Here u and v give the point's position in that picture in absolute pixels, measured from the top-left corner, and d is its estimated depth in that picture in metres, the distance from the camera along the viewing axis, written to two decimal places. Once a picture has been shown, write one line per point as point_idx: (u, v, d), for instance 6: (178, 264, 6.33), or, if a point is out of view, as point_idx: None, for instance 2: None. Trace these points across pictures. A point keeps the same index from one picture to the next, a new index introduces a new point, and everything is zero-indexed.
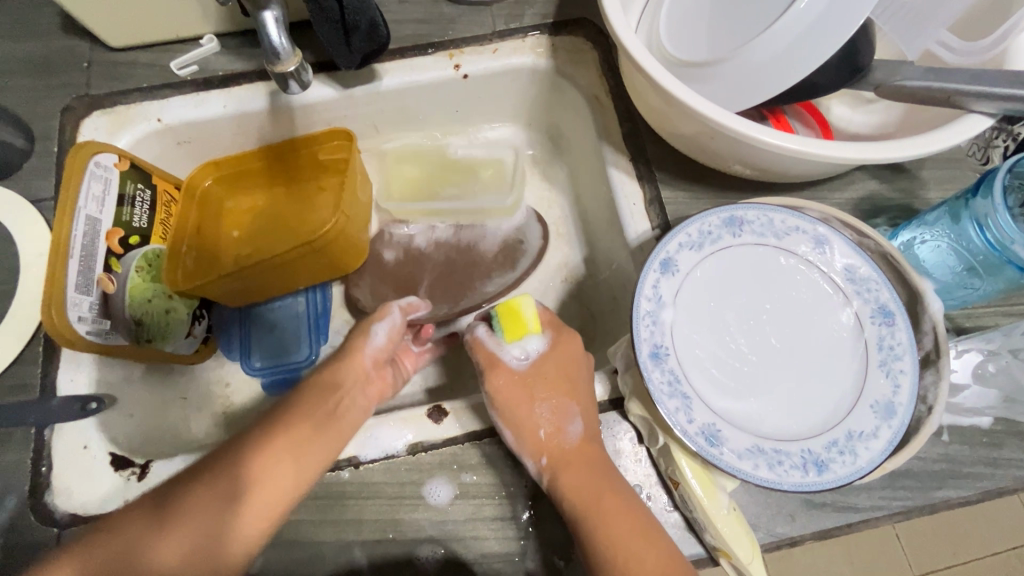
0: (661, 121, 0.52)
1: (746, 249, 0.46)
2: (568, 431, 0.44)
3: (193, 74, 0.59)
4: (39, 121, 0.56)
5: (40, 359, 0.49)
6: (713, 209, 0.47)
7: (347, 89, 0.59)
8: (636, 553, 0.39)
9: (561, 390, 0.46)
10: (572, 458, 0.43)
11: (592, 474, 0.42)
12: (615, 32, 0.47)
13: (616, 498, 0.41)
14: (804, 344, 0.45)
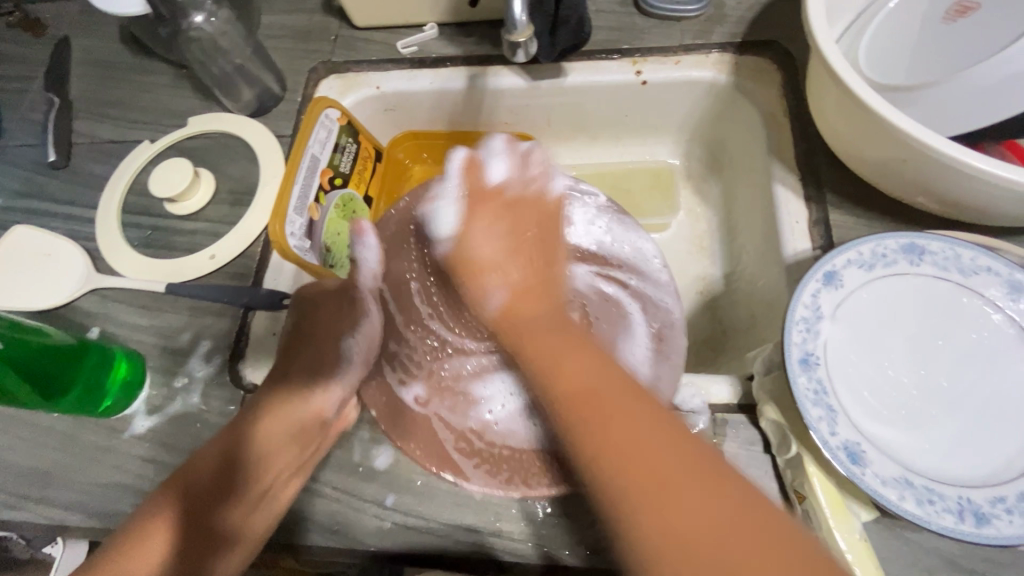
0: (844, 143, 0.52)
1: (923, 280, 0.44)
2: (489, 306, 0.43)
3: (413, 53, 0.69)
4: (292, 76, 0.70)
5: (257, 257, 0.60)
6: (890, 234, 0.45)
7: (536, 81, 0.66)
8: (579, 383, 0.34)
9: (536, 310, 0.42)
10: (517, 326, 0.41)
11: (557, 343, 0.38)
12: (817, 48, 0.48)
13: (615, 385, 0.34)
14: (975, 392, 0.41)
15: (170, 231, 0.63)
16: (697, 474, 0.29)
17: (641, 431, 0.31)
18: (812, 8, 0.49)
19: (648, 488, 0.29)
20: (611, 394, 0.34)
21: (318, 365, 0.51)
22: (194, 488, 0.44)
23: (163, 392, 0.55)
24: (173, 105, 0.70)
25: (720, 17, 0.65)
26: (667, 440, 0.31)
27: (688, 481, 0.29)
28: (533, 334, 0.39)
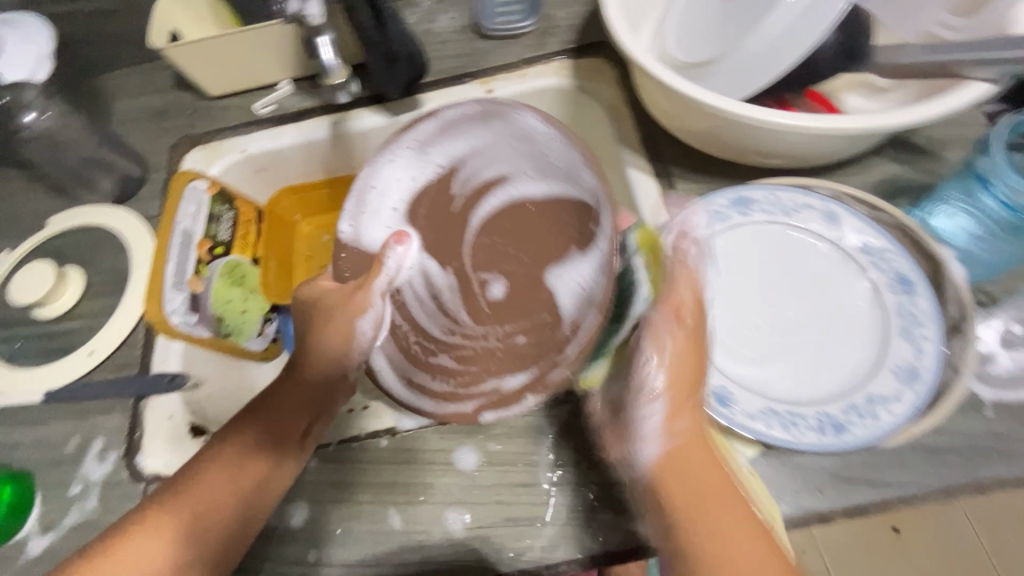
0: (672, 120, 0.57)
1: (757, 227, 0.48)
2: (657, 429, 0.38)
3: (273, 112, 0.70)
4: (152, 156, 0.69)
5: (141, 342, 0.58)
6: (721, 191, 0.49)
7: (395, 115, 0.69)
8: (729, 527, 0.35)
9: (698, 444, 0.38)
10: (683, 470, 0.37)
11: (701, 466, 0.37)
12: (618, 41, 0.53)
13: (707, 458, 0.38)
14: (820, 316, 0.45)
15: (44, 337, 0.60)
16: (727, 508, 0.36)
17: (682, 490, 0.37)
18: (610, 6, 0.53)
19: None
20: (705, 478, 0.37)
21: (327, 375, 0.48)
22: (193, 511, 0.42)
23: (57, 505, 0.52)
24: (31, 208, 0.67)
25: (552, 28, 0.70)
26: (722, 480, 0.37)
27: (711, 510, 0.36)
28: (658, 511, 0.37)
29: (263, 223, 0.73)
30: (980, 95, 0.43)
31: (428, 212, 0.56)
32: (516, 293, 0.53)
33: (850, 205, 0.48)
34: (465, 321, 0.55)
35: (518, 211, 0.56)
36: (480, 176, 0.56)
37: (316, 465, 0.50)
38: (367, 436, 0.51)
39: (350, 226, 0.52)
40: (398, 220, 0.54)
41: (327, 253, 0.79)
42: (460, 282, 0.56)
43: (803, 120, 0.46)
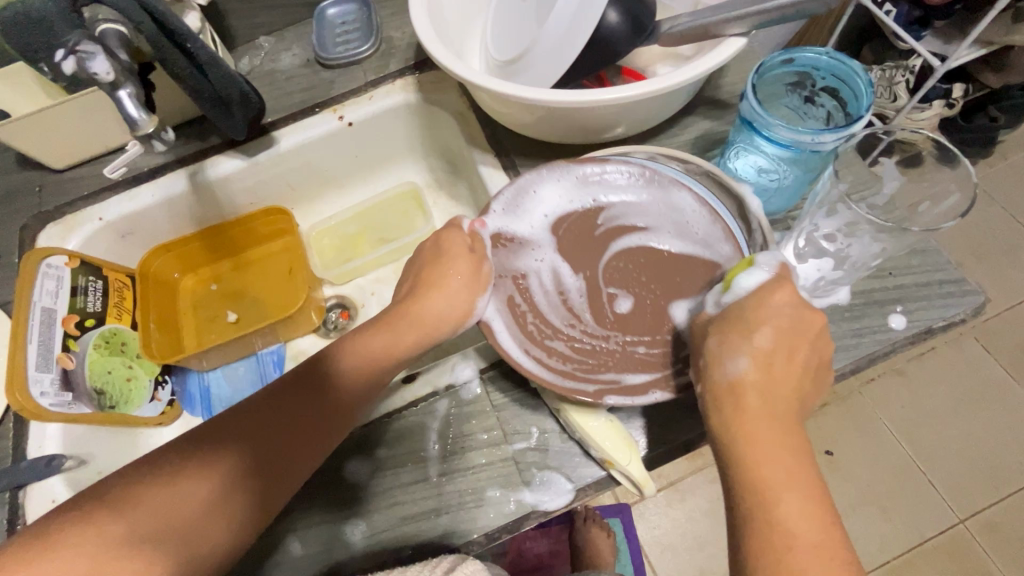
0: (504, 116, 0.61)
1: None
2: (729, 364, 0.37)
3: (124, 174, 0.68)
4: (4, 240, 0.67)
5: (11, 431, 0.56)
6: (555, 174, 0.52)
7: (253, 156, 0.70)
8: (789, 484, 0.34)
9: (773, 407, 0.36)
10: (771, 433, 0.35)
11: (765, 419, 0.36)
12: (431, 52, 0.56)
13: (774, 421, 0.36)
14: None
15: None
16: (783, 439, 0.35)
17: (757, 420, 0.36)
18: (421, 20, 0.57)
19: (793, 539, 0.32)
20: (739, 408, 0.36)
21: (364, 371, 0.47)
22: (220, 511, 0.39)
23: None
24: None
25: (391, 49, 0.73)
26: (767, 412, 0.36)
27: (774, 438, 0.35)
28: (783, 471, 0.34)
29: (140, 287, 0.72)
30: (736, 49, 0.49)
31: (570, 229, 0.48)
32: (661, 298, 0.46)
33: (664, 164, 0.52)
34: (590, 330, 0.45)
35: (654, 257, 0.47)
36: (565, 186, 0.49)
37: None
38: None
39: (499, 208, 0.49)
40: (542, 229, 0.48)
41: (216, 304, 0.78)
42: (589, 289, 0.46)
43: (601, 94, 0.52)
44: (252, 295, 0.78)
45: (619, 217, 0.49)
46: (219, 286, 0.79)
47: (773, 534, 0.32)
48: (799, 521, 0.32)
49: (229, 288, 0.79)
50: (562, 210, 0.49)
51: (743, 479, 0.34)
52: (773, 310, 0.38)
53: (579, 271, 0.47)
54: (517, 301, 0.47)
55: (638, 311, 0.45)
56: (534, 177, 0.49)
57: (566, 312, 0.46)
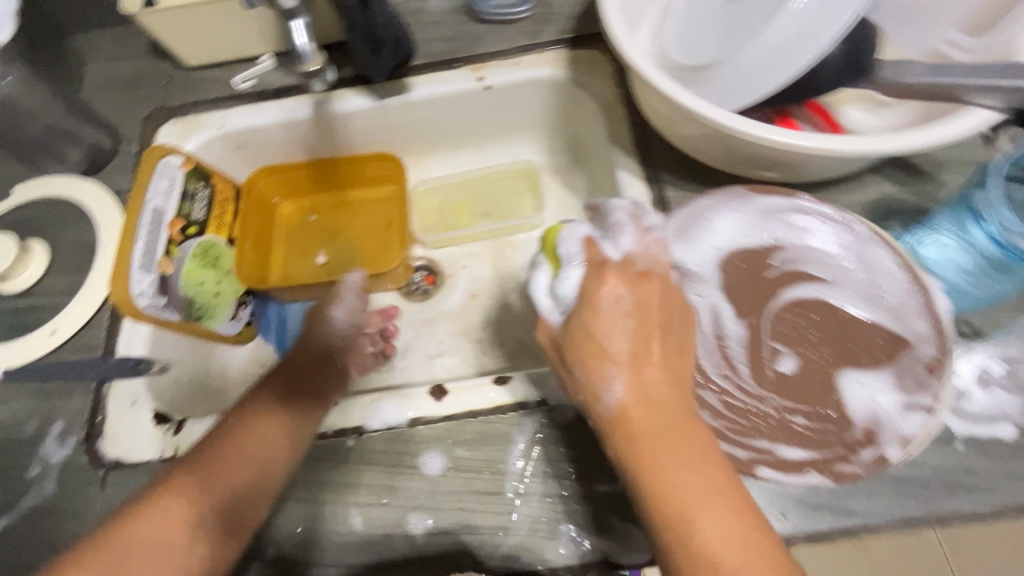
0: (666, 124, 0.55)
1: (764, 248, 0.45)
2: (607, 389, 0.36)
3: (252, 86, 0.66)
4: (125, 127, 0.66)
5: (106, 324, 0.57)
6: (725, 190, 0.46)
7: (381, 99, 0.66)
8: (691, 493, 0.33)
9: (671, 417, 0.35)
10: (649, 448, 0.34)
11: (673, 421, 0.35)
12: (612, 36, 0.50)
13: (676, 424, 0.35)
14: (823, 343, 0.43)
15: (6, 313, 0.58)
16: (679, 450, 0.34)
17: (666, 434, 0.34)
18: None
19: (708, 553, 0.32)
20: (633, 433, 0.34)
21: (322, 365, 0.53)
22: (198, 492, 0.42)
23: (14, 487, 0.51)
24: None
25: (548, 14, 0.66)
26: (662, 424, 0.35)
27: (666, 454, 0.34)
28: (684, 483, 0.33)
29: (242, 203, 0.71)
30: (982, 123, 0.41)
31: (744, 270, 0.45)
32: (844, 348, 0.42)
33: (855, 229, 0.44)
34: (745, 385, 0.41)
35: (828, 316, 0.44)
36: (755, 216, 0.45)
37: None
38: (333, 434, 0.50)
39: (672, 231, 0.45)
40: (711, 263, 0.45)
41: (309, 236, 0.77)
42: (750, 341, 0.43)
43: (798, 138, 0.45)
44: (345, 237, 0.76)
45: (798, 262, 0.45)
46: (316, 218, 0.77)
47: (679, 549, 0.32)
48: (714, 535, 0.32)
49: (324, 223, 0.77)
50: (737, 246, 0.45)
51: (649, 495, 0.34)
52: (599, 302, 0.36)
53: (744, 317, 0.44)
54: None
55: (803, 373, 0.42)
56: (714, 201, 0.45)
57: (722, 358, 0.42)
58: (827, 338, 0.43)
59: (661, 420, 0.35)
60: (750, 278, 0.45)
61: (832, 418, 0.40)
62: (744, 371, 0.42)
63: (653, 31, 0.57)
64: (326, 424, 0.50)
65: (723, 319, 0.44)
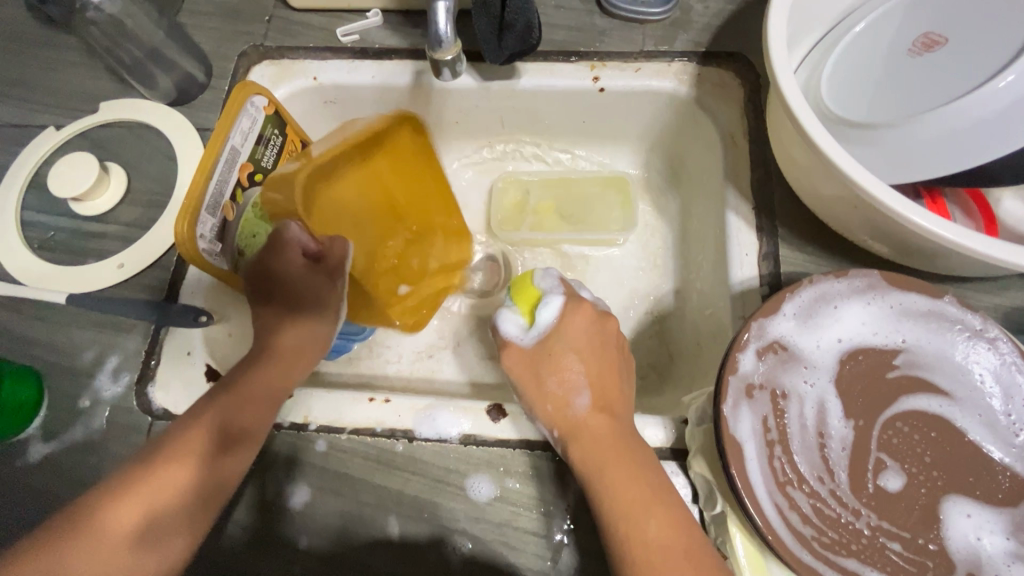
0: (798, 175, 0.49)
1: (883, 346, 0.41)
2: (574, 404, 0.45)
3: (354, 42, 0.63)
4: (219, 61, 0.63)
5: (173, 268, 0.55)
6: (850, 272, 0.43)
7: (486, 81, 0.61)
8: (631, 495, 0.41)
9: (608, 428, 0.44)
10: (598, 450, 0.43)
11: (610, 437, 0.43)
12: (770, 67, 0.44)
13: (613, 439, 0.43)
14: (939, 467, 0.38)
15: (76, 234, 0.57)
16: (631, 458, 0.42)
17: (608, 450, 0.43)
18: (778, 26, 0.44)
19: (650, 536, 0.39)
20: (592, 437, 0.43)
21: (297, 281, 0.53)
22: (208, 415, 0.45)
23: (64, 414, 0.51)
24: (84, 89, 0.63)
25: (684, 22, 0.60)
26: (609, 444, 0.43)
27: (615, 466, 0.42)
28: (623, 483, 0.41)
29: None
30: None
31: (861, 365, 0.40)
32: (961, 475, 0.38)
33: (997, 346, 0.40)
34: (841, 495, 0.37)
35: (948, 436, 0.39)
36: (852, 299, 0.42)
37: (325, 451, 0.48)
38: (382, 433, 0.48)
39: (792, 312, 0.41)
40: (823, 350, 0.41)
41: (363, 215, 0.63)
42: (856, 447, 0.38)
43: (961, 235, 0.39)
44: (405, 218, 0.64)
45: (923, 368, 0.40)
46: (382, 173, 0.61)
47: (629, 541, 0.39)
48: (656, 526, 0.39)
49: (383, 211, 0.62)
50: (860, 341, 0.41)
51: (601, 491, 0.41)
52: (569, 336, 0.48)
53: (852, 418, 0.39)
54: (767, 427, 0.39)
55: (909, 495, 0.37)
56: (842, 286, 0.42)
57: (820, 460, 0.38)
58: (942, 463, 0.38)
59: (599, 428, 0.44)
60: (867, 376, 0.40)
61: (931, 552, 0.36)
62: (843, 481, 0.38)
63: (807, 64, 0.51)
64: (377, 420, 0.48)
65: (827, 417, 0.39)
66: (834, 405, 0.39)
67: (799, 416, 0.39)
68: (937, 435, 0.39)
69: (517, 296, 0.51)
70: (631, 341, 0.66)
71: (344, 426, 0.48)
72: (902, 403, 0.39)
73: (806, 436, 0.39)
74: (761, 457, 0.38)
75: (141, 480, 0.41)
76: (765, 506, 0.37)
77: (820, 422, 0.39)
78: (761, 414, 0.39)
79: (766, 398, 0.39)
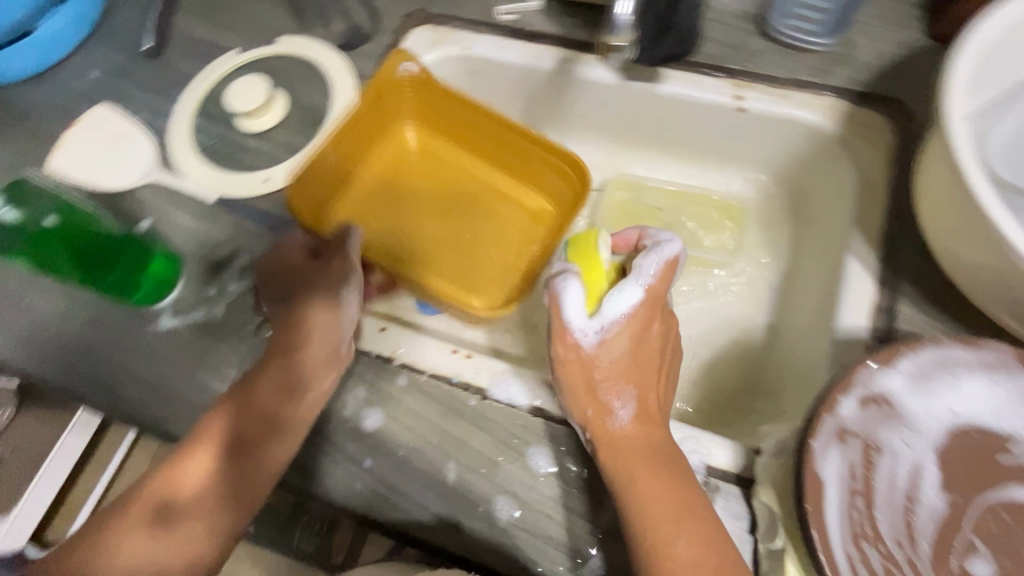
0: (939, 233, 0.47)
1: (1003, 428, 0.38)
2: (614, 414, 0.45)
3: (512, 21, 0.67)
4: (387, 17, 0.69)
5: (307, 193, 0.61)
6: (980, 344, 0.40)
7: (627, 80, 0.62)
8: (661, 513, 0.41)
9: (640, 446, 0.44)
10: (631, 466, 0.43)
11: (643, 455, 0.43)
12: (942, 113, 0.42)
13: (644, 459, 0.43)
14: None
15: (234, 146, 0.64)
16: (662, 472, 0.43)
17: (643, 459, 0.43)
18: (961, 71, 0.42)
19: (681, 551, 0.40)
20: (626, 452, 0.44)
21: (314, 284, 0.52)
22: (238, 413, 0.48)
23: (192, 297, 0.57)
24: (269, 23, 0.71)
25: (845, 57, 0.59)
26: (644, 454, 0.44)
27: (648, 472, 0.42)
28: (657, 503, 0.41)
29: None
30: None
31: (971, 441, 0.38)
32: None
33: None
34: (919, 564, 0.35)
35: None
36: (975, 373, 0.39)
37: (404, 387, 0.51)
38: (458, 385, 0.50)
39: (907, 369, 0.39)
40: (932, 414, 0.38)
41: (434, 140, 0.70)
42: (948, 522, 0.36)
43: None
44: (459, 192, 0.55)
45: None
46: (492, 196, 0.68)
47: (657, 550, 0.40)
48: (689, 543, 0.40)
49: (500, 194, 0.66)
50: (977, 417, 0.38)
51: (632, 507, 0.42)
52: (619, 345, 0.47)
53: (949, 491, 0.37)
54: (853, 476, 0.37)
55: None
56: (969, 357, 0.39)
57: (903, 524, 0.36)
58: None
59: (631, 445, 0.44)
60: (976, 455, 0.38)
61: None
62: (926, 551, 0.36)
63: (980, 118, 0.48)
64: (456, 371, 0.51)
65: (921, 484, 0.37)
66: (932, 473, 0.37)
67: (889, 474, 0.37)
68: None
69: (583, 267, 0.49)
70: (709, 365, 0.64)
71: (425, 368, 0.51)
72: (1012, 492, 0.37)
73: (894, 496, 0.37)
74: (840, 504, 0.37)
75: (187, 476, 0.47)
76: (833, 552, 0.36)
77: (912, 486, 0.37)
78: (851, 459, 0.37)
79: (859, 447, 0.38)
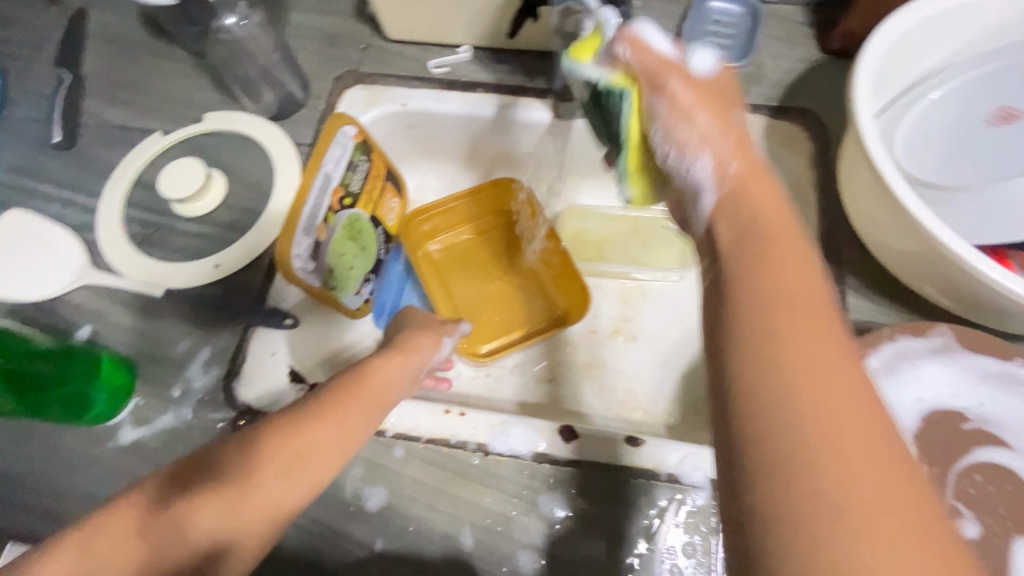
0: (865, 224, 0.52)
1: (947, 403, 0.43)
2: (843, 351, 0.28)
3: (444, 74, 0.68)
4: (318, 81, 0.68)
5: (263, 271, 0.59)
6: (929, 328, 0.43)
7: (567, 118, 0.65)
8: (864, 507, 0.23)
9: (839, 396, 0.25)
10: (833, 391, 0.25)
11: (856, 428, 0.24)
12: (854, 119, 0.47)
13: (852, 434, 0.24)
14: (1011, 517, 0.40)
15: (174, 232, 0.61)
16: (863, 440, 0.24)
17: (866, 437, 0.24)
18: (861, 77, 0.47)
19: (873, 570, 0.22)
20: (853, 410, 0.25)
21: (287, 459, 0.39)
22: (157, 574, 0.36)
23: (153, 401, 0.53)
24: (191, 97, 0.68)
25: (758, 76, 0.64)
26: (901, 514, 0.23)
27: (850, 434, 0.24)
28: (866, 474, 0.23)
29: (389, 181, 0.70)
30: None
31: (933, 428, 0.42)
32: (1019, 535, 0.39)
33: None
34: None
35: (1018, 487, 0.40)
36: (921, 356, 0.43)
37: (403, 459, 0.50)
38: (456, 444, 0.50)
39: (876, 364, 0.42)
40: (908, 410, 0.43)
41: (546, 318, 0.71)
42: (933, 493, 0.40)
43: None
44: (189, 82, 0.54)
45: (988, 423, 0.42)
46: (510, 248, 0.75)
47: (839, 534, 0.22)
48: (870, 525, 0.22)
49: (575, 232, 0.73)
50: (938, 402, 0.43)
51: (797, 406, 0.25)
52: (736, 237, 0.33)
53: (929, 465, 0.41)
54: None
55: (986, 543, 0.39)
56: (920, 345, 0.43)
57: None
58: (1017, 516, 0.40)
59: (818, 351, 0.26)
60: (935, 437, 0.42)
61: None
62: None
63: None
64: (451, 432, 0.50)
65: None
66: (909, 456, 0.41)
67: None
68: (983, 476, 0.41)
69: None
70: (686, 377, 0.67)
71: (420, 435, 0.50)
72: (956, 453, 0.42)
73: None
74: None
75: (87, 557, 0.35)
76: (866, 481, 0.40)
77: None
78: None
79: None
